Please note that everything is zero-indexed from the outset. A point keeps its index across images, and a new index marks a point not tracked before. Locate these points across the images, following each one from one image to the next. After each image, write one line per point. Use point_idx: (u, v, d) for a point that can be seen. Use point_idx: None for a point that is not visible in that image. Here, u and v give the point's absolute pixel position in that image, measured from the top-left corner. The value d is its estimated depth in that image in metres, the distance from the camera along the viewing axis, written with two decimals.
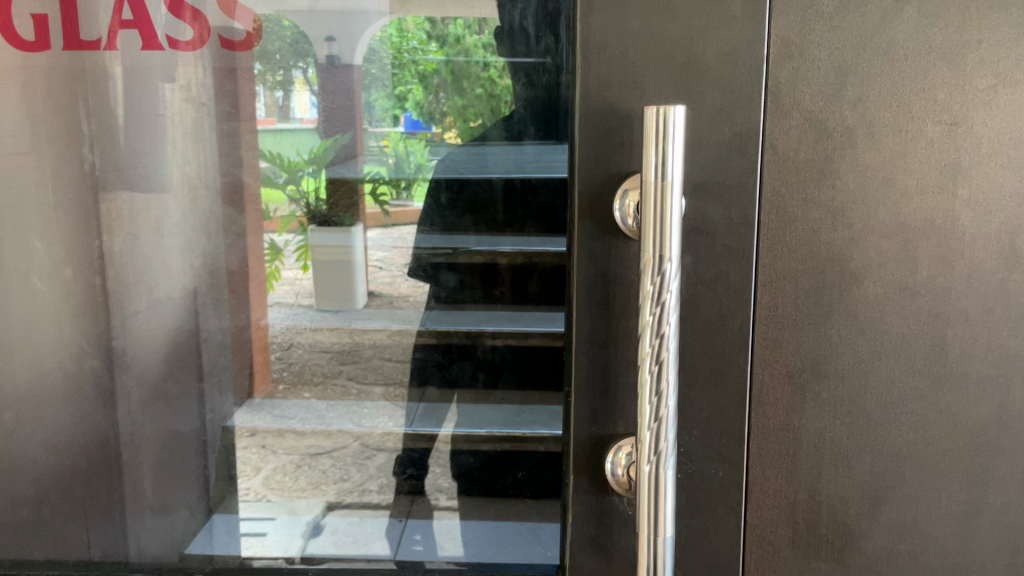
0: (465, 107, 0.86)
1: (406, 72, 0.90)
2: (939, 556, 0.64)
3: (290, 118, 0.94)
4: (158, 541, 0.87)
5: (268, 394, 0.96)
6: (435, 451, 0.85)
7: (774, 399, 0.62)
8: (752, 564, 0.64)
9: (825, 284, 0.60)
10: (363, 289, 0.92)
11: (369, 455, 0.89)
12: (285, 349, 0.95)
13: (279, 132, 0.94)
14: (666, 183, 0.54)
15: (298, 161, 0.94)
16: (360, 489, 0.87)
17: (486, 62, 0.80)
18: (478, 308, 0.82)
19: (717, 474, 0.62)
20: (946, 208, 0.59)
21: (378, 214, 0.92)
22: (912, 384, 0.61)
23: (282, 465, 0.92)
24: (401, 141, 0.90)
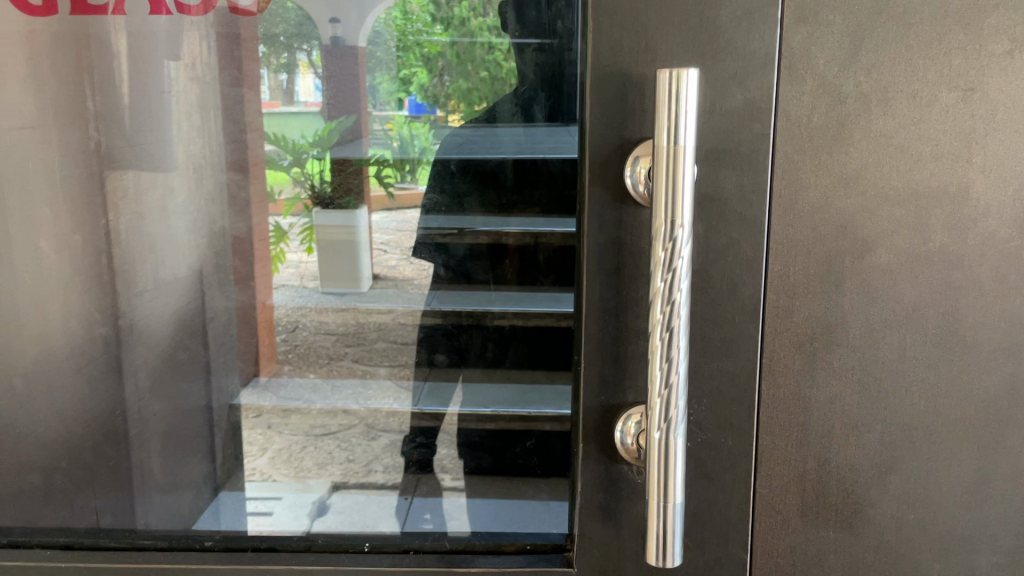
0: (469, 90, 0.82)
1: (410, 55, 0.89)
2: (951, 527, 0.64)
3: (295, 101, 0.96)
4: (165, 516, 0.80)
5: (273, 374, 0.99)
6: (443, 432, 0.85)
7: (784, 367, 0.62)
8: (761, 532, 0.64)
9: (836, 251, 0.60)
10: (368, 272, 0.95)
11: (374, 436, 0.89)
12: (290, 331, 0.99)
13: (283, 115, 0.97)
14: (678, 146, 0.54)
15: (303, 144, 0.98)
16: (366, 470, 0.88)
17: (492, 43, 0.77)
18: (486, 288, 0.81)
19: (728, 443, 0.62)
20: (960, 174, 0.59)
21: (383, 197, 0.92)
22: (924, 353, 0.61)
23: (288, 445, 0.96)
24: (406, 124, 0.90)
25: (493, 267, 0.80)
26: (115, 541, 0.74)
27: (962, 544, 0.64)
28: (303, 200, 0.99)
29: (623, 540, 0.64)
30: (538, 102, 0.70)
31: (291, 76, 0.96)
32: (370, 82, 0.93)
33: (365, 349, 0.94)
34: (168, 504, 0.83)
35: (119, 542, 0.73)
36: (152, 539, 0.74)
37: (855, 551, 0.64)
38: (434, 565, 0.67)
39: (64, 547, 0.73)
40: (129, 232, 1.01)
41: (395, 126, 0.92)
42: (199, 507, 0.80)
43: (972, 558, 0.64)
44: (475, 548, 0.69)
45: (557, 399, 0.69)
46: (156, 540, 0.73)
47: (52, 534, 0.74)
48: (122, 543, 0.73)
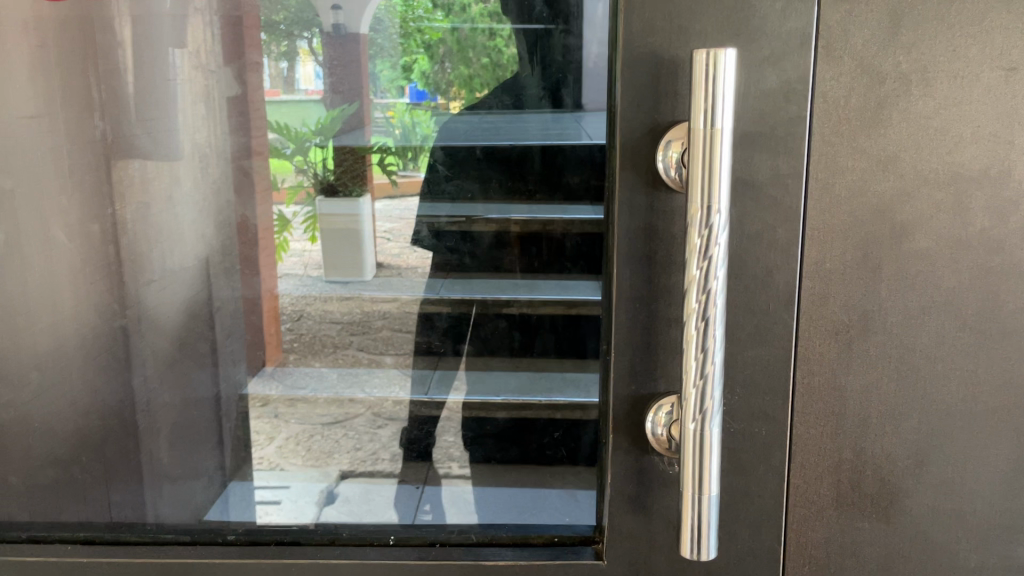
0: (470, 76, 0.79)
1: (411, 41, 0.80)
2: (988, 516, 0.63)
3: (295, 90, 0.84)
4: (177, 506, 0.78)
5: (280, 363, 0.86)
6: (445, 416, 0.81)
7: (818, 355, 0.60)
8: (795, 523, 0.63)
9: (874, 237, 0.59)
10: (371, 259, 0.84)
11: (380, 425, 0.83)
12: (295, 318, 0.86)
13: (284, 103, 0.84)
14: (716, 130, 0.52)
15: (306, 132, 0.84)
16: (371, 457, 0.82)
17: (492, 29, 0.77)
18: (487, 276, 0.78)
19: (761, 432, 0.61)
20: (1002, 156, 0.57)
21: (386, 184, 0.83)
22: (962, 340, 0.60)
23: (297, 434, 0.84)
24: (407, 112, 0.82)
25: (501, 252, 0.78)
26: (137, 536, 0.73)
27: (999, 534, 0.63)
28: (305, 188, 0.85)
29: (654, 531, 0.63)
30: (567, 85, 0.68)
31: (290, 63, 0.83)
32: (372, 69, 0.82)
33: (369, 337, 0.84)
34: (180, 494, 0.82)
35: (143, 536, 0.73)
36: (171, 532, 0.73)
37: (892, 541, 0.63)
38: (461, 558, 0.66)
39: (85, 542, 0.72)
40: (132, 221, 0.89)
41: (399, 115, 0.82)
42: (214, 495, 0.80)
43: (1009, 548, 0.63)
44: (501, 540, 0.68)
45: (568, 386, 0.69)
46: (177, 534, 0.72)
47: (71, 529, 0.74)
48: (144, 538, 0.73)
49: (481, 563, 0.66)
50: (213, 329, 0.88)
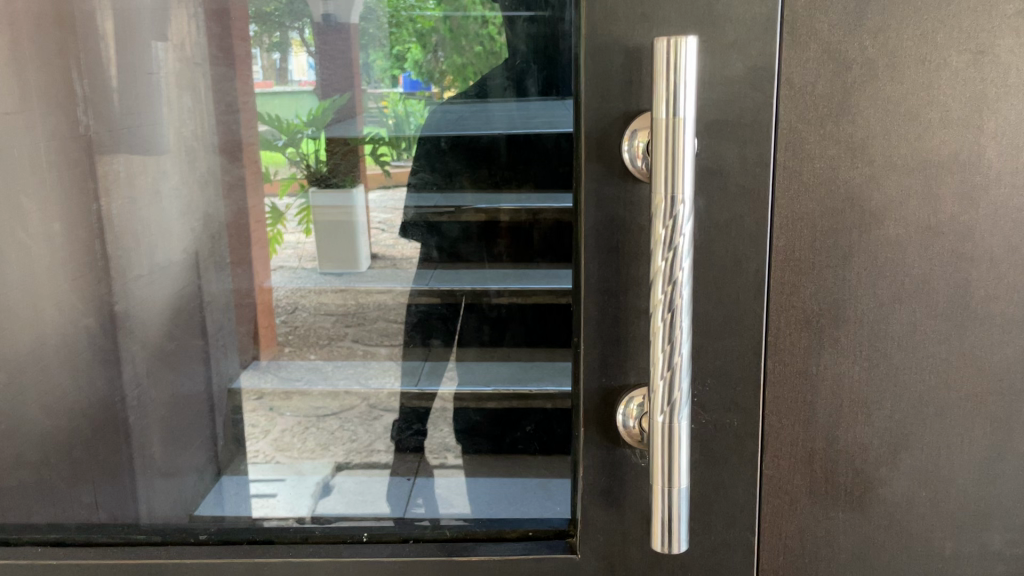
0: (465, 65, 0.71)
1: (402, 27, 0.72)
2: (964, 504, 0.62)
3: (290, 81, 0.76)
4: (167, 500, 0.76)
5: (275, 356, 0.79)
6: (437, 409, 0.75)
7: (790, 345, 0.60)
8: (768, 514, 0.63)
9: (844, 225, 0.58)
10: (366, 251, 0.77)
11: (376, 416, 0.77)
12: (289, 312, 0.78)
13: (277, 96, 0.76)
14: (678, 119, 0.52)
15: (298, 124, 0.77)
16: (366, 450, 0.76)
17: (486, 17, 0.69)
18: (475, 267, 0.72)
19: (732, 423, 0.61)
20: (972, 140, 0.57)
21: (380, 175, 0.76)
22: (935, 327, 0.59)
23: (291, 427, 0.78)
24: (402, 102, 0.74)
25: (486, 245, 0.72)
26: (107, 538, 0.74)
27: (972, 521, 0.63)
28: (296, 180, 0.77)
29: (627, 525, 0.63)
30: (530, 75, 0.66)
31: (284, 54, 0.75)
32: (362, 59, 0.74)
33: (366, 328, 0.77)
34: (174, 490, 0.76)
35: (112, 537, 0.74)
36: (142, 533, 0.74)
37: (866, 531, 0.63)
38: (433, 554, 0.66)
39: (55, 544, 0.73)
40: (123, 218, 0.80)
41: (394, 104, 0.74)
42: (203, 490, 0.76)
43: (983, 536, 0.63)
44: (476, 535, 0.68)
45: (557, 374, 0.67)
46: (148, 535, 0.74)
47: (42, 530, 0.75)
48: (116, 538, 0.74)
49: (454, 559, 0.66)
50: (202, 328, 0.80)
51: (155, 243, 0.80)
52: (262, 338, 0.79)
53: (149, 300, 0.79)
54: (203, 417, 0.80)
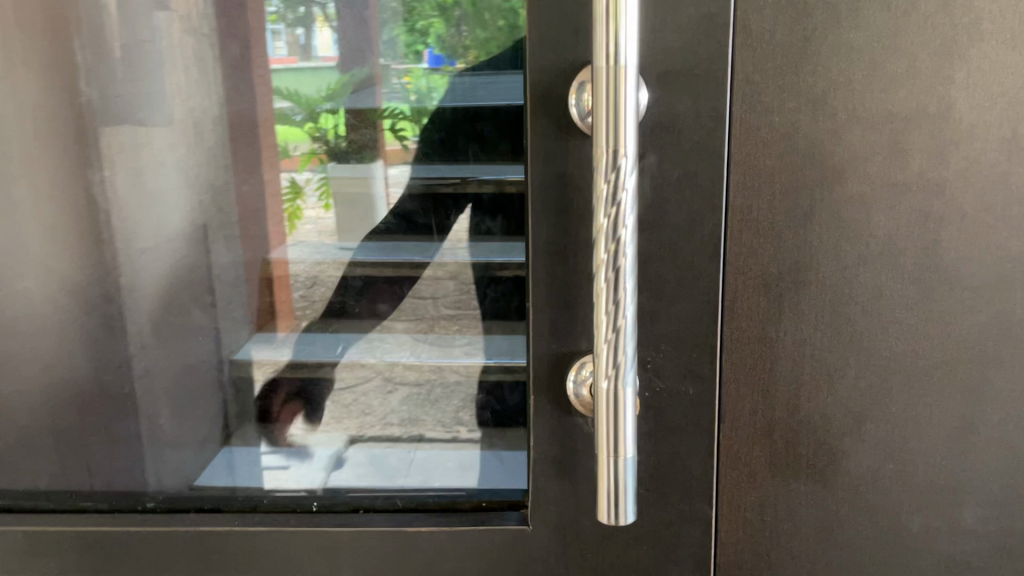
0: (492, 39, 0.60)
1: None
2: (934, 478, 0.59)
3: (312, 58, 0.66)
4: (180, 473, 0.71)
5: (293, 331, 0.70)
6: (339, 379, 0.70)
7: (748, 310, 0.57)
8: (727, 487, 0.60)
9: (805, 182, 0.55)
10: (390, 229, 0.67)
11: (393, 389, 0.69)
12: (307, 285, 0.69)
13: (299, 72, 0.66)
14: (620, 67, 0.49)
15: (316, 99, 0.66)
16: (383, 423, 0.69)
17: None
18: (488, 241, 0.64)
19: (689, 392, 0.58)
20: (942, 92, 0.53)
21: (400, 151, 0.65)
22: (902, 292, 0.56)
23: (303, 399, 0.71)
24: (425, 77, 0.64)
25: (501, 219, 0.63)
26: (54, 505, 0.70)
27: (943, 496, 0.59)
28: (317, 155, 0.67)
29: (580, 496, 0.61)
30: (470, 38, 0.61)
31: (308, 29, 0.65)
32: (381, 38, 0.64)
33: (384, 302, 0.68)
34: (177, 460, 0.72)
35: (60, 504, 0.70)
36: (89, 499, 0.70)
37: (830, 504, 0.60)
38: (382, 525, 0.64)
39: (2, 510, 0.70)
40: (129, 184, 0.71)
41: (416, 80, 0.64)
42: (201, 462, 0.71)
43: (955, 511, 0.60)
44: (426, 506, 0.65)
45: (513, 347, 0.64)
46: (93, 502, 0.70)
47: None
48: (65, 506, 0.70)
49: (403, 530, 0.63)
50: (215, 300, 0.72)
51: (158, 214, 0.71)
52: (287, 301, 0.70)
53: (152, 272, 0.72)
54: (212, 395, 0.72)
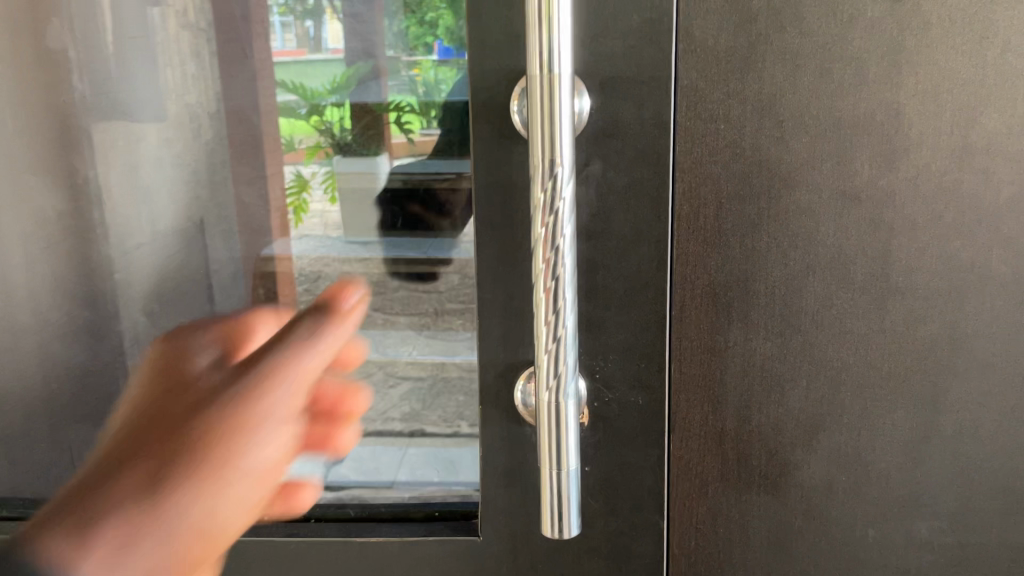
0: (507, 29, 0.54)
1: None
2: (888, 490, 0.58)
3: (321, 48, 0.60)
4: None
5: None
6: None
7: (695, 320, 0.56)
8: (677, 499, 0.59)
9: (753, 191, 0.54)
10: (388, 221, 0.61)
11: (392, 384, 0.63)
12: (310, 279, 0.63)
13: (306, 63, 0.60)
14: (554, 76, 0.48)
15: (320, 92, 0.60)
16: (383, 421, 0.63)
17: None
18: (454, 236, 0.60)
19: (638, 402, 0.58)
20: (890, 99, 0.52)
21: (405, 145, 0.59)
22: (852, 302, 0.55)
23: None
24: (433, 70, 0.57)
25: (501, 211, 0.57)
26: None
27: (897, 508, 0.58)
28: (323, 148, 0.61)
29: (529, 507, 0.60)
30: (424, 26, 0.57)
31: (318, 21, 0.59)
32: (387, 28, 0.58)
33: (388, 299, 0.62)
34: None
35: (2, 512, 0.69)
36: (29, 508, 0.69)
37: (782, 515, 0.59)
38: (332, 534, 0.63)
39: None
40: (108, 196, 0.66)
41: (426, 72, 0.58)
42: None
43: (909, 524, 0.59)
44: (381, 515, 0.64)
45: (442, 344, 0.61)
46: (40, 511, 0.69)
47: None
48: (11, 514, 0.68)
49: (352, 540, 0.63)
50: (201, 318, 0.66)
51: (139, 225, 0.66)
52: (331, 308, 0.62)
53: (128, 278, 0.66)
54: None
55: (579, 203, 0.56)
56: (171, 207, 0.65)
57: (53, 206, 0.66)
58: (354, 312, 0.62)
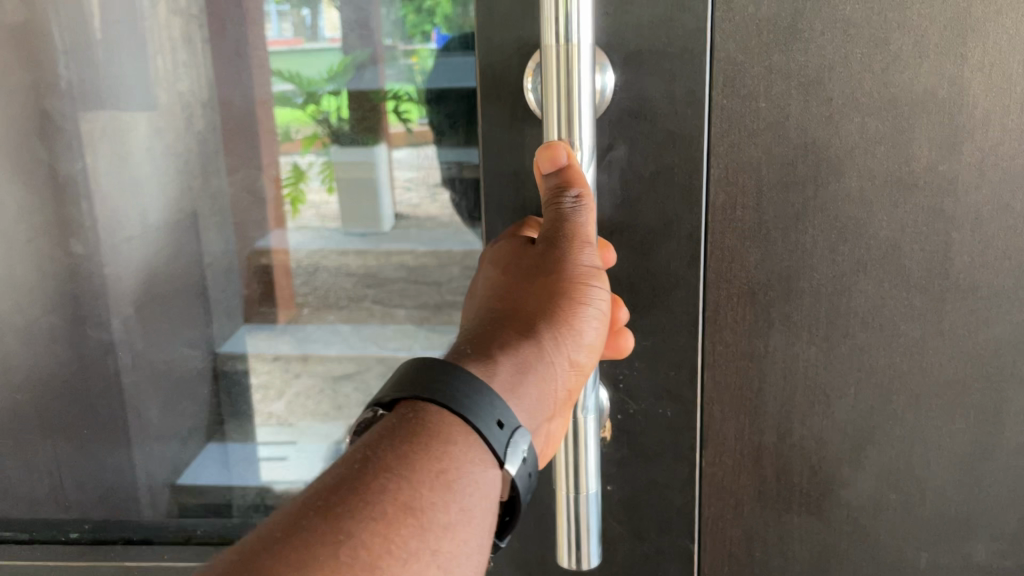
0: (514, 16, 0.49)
1: None
2: (943, 509, 0.52)
3: (317, 37, 0.56)
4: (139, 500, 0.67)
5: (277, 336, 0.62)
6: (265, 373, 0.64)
7: (731, 322, 0.50)
8: (708, 519, 0.54)
9: (797, 177, 0.48)
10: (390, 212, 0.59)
11: None
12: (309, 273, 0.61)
13: (303, 53, 0.56)
14: (573, 45, 0.42)
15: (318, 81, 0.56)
16: None
17: None
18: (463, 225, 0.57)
19: (666, 415, 0.53)
20: (953, 73, 0.46)
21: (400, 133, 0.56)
22: (907, 301, 0.49)
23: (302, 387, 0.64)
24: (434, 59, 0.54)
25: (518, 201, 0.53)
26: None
27: (953, 529, 0.53)
28: (320, 137, 0.58)
29: (544, 531, 0.55)
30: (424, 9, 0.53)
31: (314, 9, 0.55)
32: (385, 16, 0.54)
33: (388, 289, 0.61)
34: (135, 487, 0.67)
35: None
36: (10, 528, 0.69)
37: (826, 538, 0.53)
38: None
39: None
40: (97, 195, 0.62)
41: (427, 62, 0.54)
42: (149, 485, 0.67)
43: (966, 546, 0.53)
44: None
45: None
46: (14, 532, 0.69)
47: None
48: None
49: None
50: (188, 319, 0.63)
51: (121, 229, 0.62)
52: (564, 172, 0.44)
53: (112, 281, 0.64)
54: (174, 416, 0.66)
55: (602, 190, 0.50)
56: (152, 190, 0.61)
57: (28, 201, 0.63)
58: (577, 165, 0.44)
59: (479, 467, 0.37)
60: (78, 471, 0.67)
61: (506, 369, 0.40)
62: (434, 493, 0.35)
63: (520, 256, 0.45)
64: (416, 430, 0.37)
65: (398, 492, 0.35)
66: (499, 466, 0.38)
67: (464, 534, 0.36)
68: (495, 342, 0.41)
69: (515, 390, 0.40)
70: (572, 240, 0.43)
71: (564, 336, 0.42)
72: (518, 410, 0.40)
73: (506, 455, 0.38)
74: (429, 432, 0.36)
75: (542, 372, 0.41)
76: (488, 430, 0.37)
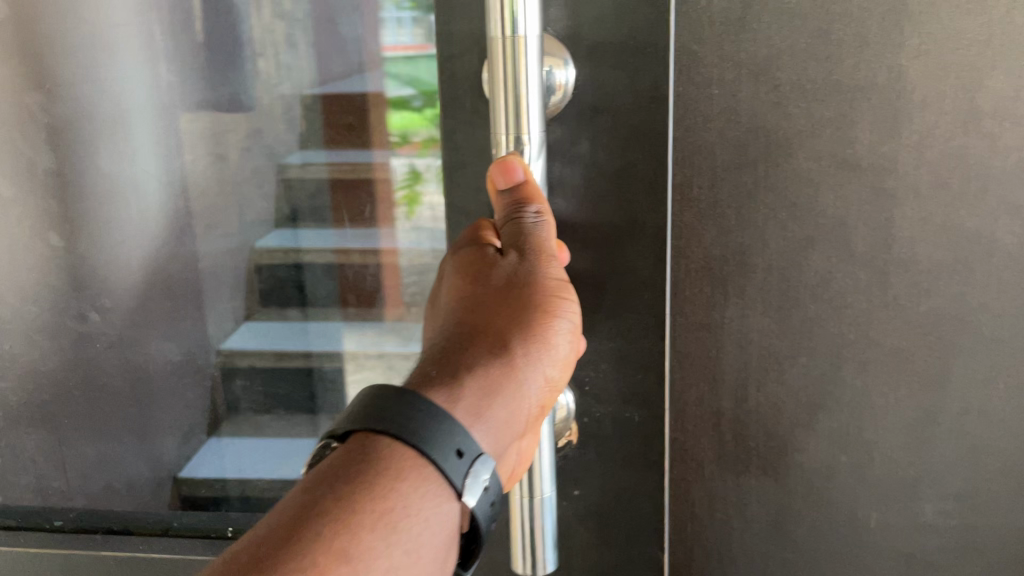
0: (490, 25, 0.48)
1: None
2: (891, 470, 0.56)
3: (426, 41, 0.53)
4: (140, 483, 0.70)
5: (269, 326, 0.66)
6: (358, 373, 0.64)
7: (691, 295, 0.55)
8: (673, 482, 0.58)
9: (749, 159, 0.52)
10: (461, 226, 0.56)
11: None
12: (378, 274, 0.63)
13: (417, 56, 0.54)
14: (517, 37, 0.44)
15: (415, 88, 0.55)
16: None
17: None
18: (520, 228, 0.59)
19: (634, 409, 0.55)
20: (890, 61, 0.49)
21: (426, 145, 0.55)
22: (853, 274, 0.53)
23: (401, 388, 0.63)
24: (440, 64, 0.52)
25: None
26: None
27: (902, 490, 0.56)
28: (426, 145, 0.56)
29: None
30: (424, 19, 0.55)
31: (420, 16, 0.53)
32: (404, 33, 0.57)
33: None
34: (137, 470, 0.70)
35: None
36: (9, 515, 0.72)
37: (781, 497, 0.57)
38: None
39: None
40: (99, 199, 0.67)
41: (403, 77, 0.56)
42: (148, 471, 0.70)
43: (914, 505, 0.56)
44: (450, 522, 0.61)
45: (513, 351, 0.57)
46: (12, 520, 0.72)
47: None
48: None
49: None
50: (189, 308, 0.68)
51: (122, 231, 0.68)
52: (522, 190, 0.47)
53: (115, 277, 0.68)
54: (173, 403, 0.69)
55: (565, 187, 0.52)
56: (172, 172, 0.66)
57: (50, 189, 0.67)
58: (530, 184, 0.47)
59: (433, 505, 0.37)
60: (83, 452, 0.71)
61: (471, 394, 0.42)
62: (375, 534, 0.36)
63: (488, 281, 0.46)
64: (371, 460, 0.37)
65: (342, 536, 0.35)
66: (458, 498, 0.39)
67: (409, 569, 0.37)
68: (459, 369, 0.43)
69: (480, 417, 0.41)
70: (537, 253, 0.46)
71: (533, 350, 0.45)
72: (480, 436, 0.41)
73: (465, 486, 0.38)
74: (384, 465, 0.37)
75: (507, 405, 0.43)
76: (446, 459, 0.38)
